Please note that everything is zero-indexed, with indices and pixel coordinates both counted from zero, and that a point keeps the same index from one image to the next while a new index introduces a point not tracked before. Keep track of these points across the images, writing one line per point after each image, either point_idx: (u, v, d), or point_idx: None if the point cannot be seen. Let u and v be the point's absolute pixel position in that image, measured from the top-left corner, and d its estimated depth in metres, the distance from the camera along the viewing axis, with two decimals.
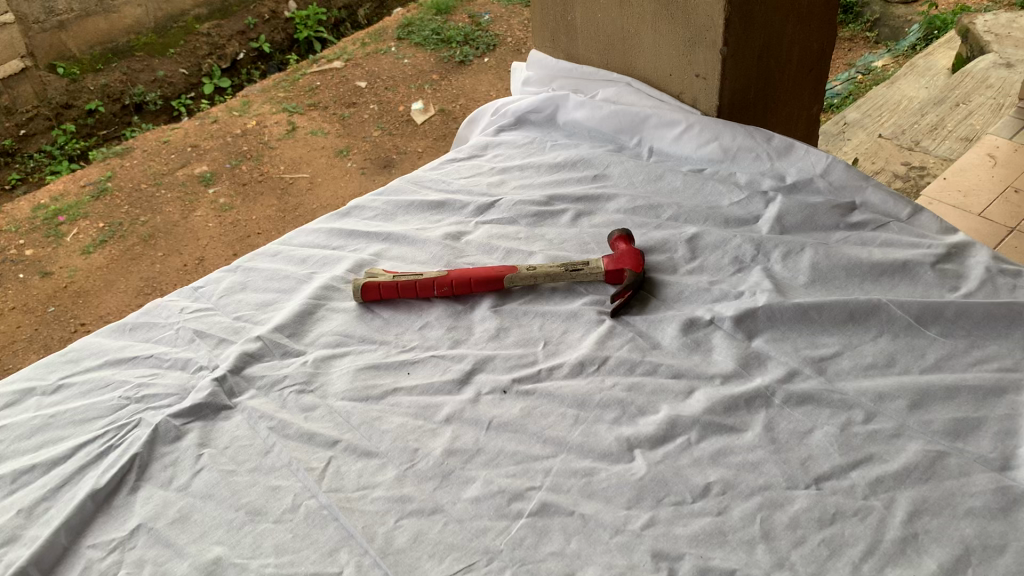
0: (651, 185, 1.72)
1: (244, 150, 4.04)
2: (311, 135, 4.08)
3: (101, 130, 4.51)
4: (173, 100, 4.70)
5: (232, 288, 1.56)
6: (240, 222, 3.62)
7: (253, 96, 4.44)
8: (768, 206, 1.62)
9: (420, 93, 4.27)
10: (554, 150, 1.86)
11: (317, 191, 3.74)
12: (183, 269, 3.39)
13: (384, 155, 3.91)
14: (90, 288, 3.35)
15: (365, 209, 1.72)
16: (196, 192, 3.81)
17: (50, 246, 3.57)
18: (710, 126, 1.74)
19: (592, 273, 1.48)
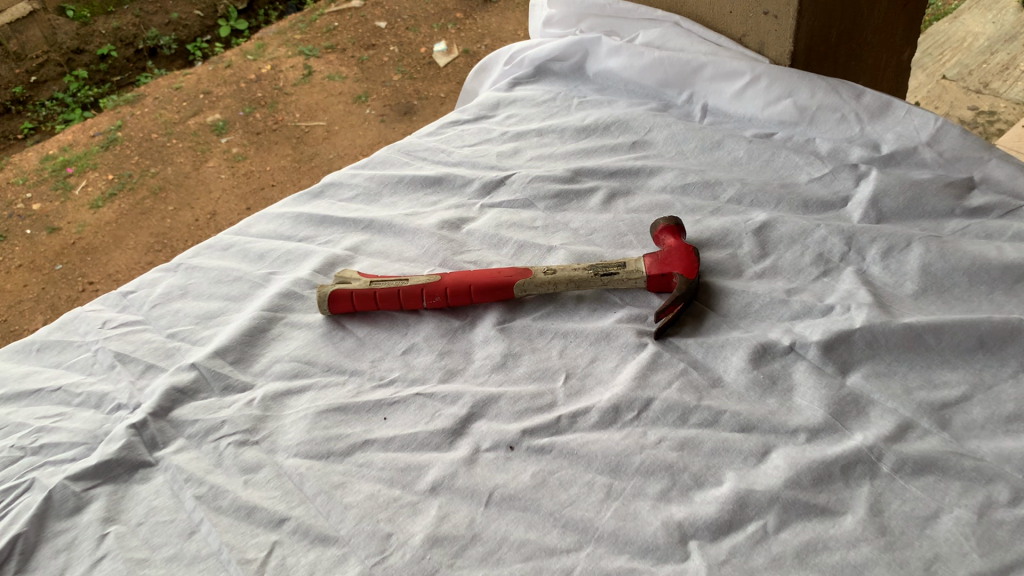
0: (706, 156, 1.35)
1: (258, 97, 3.23)
2: (327, 80, 3.30)
3: (114, 76, 3.50)
4: (189, 44, 3.64)
5: (170, 296, 1.22)
6: (253, 174, 2.91)
7: (268, 39, 3.55)
8: (859, 184, 1.24)
9: (443, 34, 3.55)
10: (582, 108, 1.49)
11: (336, 141, 3.03)
12: (193, 224, 2.73)
13: (403, 101, 3.20)
14: (100, 245, 2.69)
15: (342, 186, 1.38)
16: (207, 142, 3.03)
17: (58, 199, 2.85)
18: (782, 77, 1.36)
19: (631, 279, 1.12)
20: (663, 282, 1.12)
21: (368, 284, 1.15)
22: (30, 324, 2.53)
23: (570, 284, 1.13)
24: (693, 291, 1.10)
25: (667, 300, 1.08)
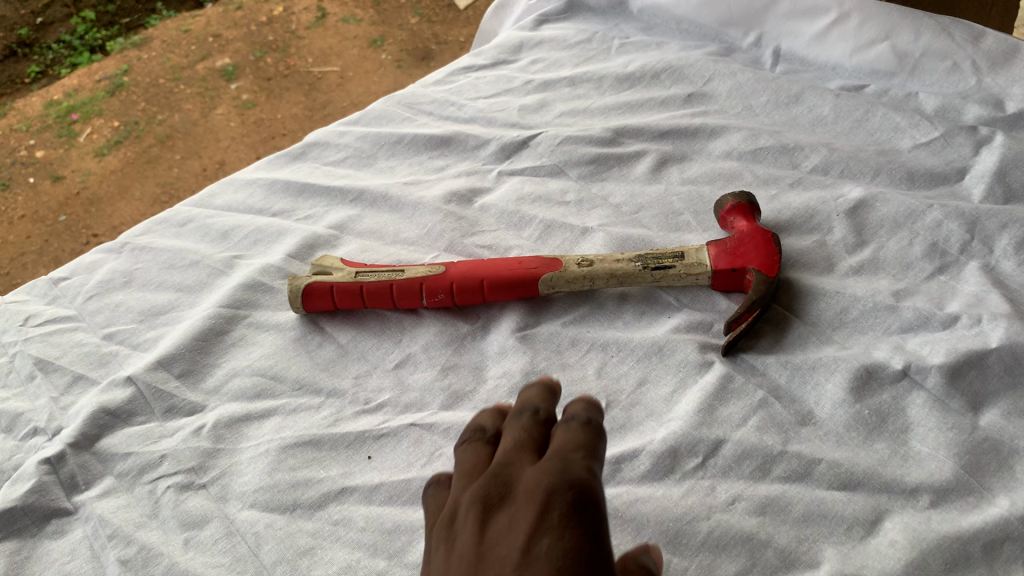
0: (781, 114, 1.08)
1: (270, 40, 2.66)
2: (341, 24, 2.75)
3: (123, 18, 2.72)
4: None
5: (110, 285, 0.98)
6: (265, 121, 2.43)
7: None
8: (979, 151, 0.97)
9: None
10: (623, 53, 1.22)
11: (352, 90, 2.53)
12: (203, 174, 2.26)
13: (423, 48, 2.70)
14: (104, 193, 2.23)
15: (330, 148, 1.13)
16: (216, 88, 2.50)
17: (61, 145, 2.35)
18: (878, 15, 1.08)
19: (692, 274, 0.87)
20: (732, 279, 0.87)
21: (353, 276, 0.91)
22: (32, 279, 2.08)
23: (613, 280, 0.88)
24: (773, 291, 0.84)
25: (740, 307, 0.83)
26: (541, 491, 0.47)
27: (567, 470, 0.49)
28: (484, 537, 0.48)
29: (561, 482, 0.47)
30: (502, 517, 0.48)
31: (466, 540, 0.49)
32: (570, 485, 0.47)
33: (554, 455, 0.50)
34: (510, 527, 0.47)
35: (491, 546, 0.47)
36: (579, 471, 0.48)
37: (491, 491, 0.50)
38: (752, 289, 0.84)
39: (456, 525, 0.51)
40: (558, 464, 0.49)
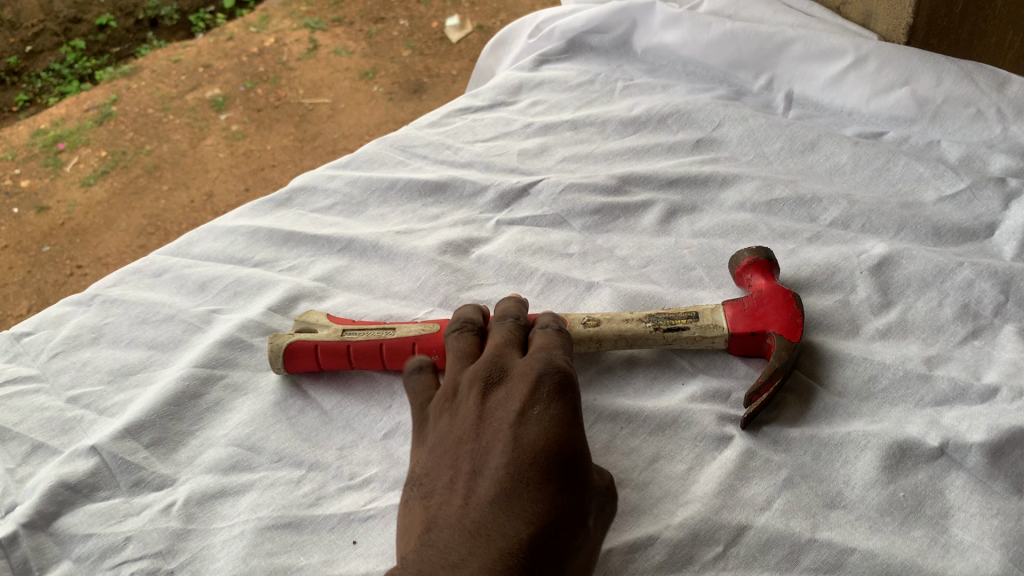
0: (795, 162, 1.02)
1: (261, 71, 2.61)
2: (333, 56, 2.70)
3: (113, 48, 2.68)
4: (191, 15, 2.83)
5: (77, 342, 0.91)
6: (256, 153, 2.37)
7: (272, 10, 2.86)
8: (1009, 206, 0.92)
9: (457, 7, 2.93)
10: (627, 95, 1.16)
11: (344, 124, 2.47)
12: (192, 206, 2.19)
13: (416, 81, 2.65)
14: (91, 225, 2.15)
15: (317, 193, 1.07)
16: (206, 120, 2.44)
17: (47, 175, 2.27)
18: (897, 59, 1.03)
19: (708, 337, 0.81)
20: (750, 343, 0.80)
21: (339, 335, 0.84)
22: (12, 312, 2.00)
23: (622, 342, 0.82)
24: (795, 358, 0.78)
25: (762, 377, 0.76)
26: (534, 373, 0.69)
27: (552, 361, 0.71)
28: (486, 403, 0.69)
29: (548, 367, 0.69)
30: (501, 392, 0.69)
31: (468, 404, 0.70)
32: (555, 373, 0.69)
33: (540, 351, 0.72)
34: (508, 398, 0.68)
35: (493, 410, 0.68)
36: (560, 363, 0.70)
37: (490, 371, 0.71)
38: (773, 355, 0.78)
39: (460, 397, 0.71)
40: (545, 357, 0.71)
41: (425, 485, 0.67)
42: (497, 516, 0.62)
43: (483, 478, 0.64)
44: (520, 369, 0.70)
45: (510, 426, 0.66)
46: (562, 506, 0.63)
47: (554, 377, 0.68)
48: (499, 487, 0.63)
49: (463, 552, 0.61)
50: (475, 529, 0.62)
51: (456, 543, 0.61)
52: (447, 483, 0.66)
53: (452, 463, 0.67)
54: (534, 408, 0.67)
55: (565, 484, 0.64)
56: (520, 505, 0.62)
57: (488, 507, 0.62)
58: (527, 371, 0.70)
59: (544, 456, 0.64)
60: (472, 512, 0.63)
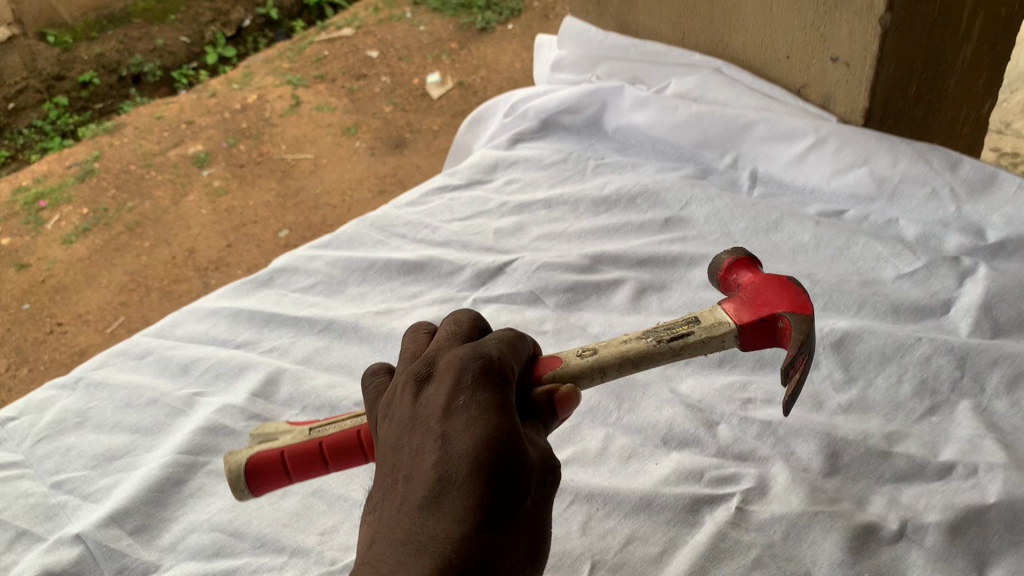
0: (760, 241, 1.07)
1: (243, 127, 2.99)
2: (316, 112, 3.04)
3: (96, 104, 3.17)
4: (175, 72, 3.32)
5: (62, 426, 0.92)
6: (236, 209, 2.66)
7: (255, 68, 3.31)
8: (963, 283, 0.96)
9: (436, 65, 3.20)
10: (598, 174, 1.21)
11: (322, 175, 2.77)
12: (172, 260, 2.49)
13: (398, 134, 2.94)
14: (71, 281, 2.46)
15: (298, 274, 1.10)
16: (188, 175, 2.79)
17: (30, 233, 2.64)
18: (854, 141, 1.07)
19: (718, 336, 0.74)
20: (762, 332, 0.75)
21: (305, 435, 0.75)
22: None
23: (628, 364, 0.73)
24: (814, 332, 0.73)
25: (790, 348, 0.72)
26: (459, 360, 0.61)
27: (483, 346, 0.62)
28: (417, 402, 0.61)
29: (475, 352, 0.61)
30: (430, 386, 0.62)
31: (401, 406, 0.62)
32: (483, 355, 0.61)
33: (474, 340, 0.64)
34: (435, 391, 0.60)
35: (422, 404, 0.60)
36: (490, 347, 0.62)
37: (424, 366, 0.64)
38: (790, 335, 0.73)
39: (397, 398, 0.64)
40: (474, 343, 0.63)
41: (369, 501, 0.60)
42: (426, 520, 0.54)
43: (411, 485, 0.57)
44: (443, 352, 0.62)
45: (436, 421, 0.58)
46: (496, 498, 0.54)
47: (483, 359, 0.61)
48: (427, 490, 0.55)
49: (392, 567, 0.53)
50: (406, 539, 0.54)
51: (388, 559, 0.54)
52: (385, 493, 0.58)
53: (388, 473, 0.59)
54: (457, 396, 0.58)
55: (500, 473, 0.55)
56: (451, 506, 0.54)
57: (415, 513, 0.54)
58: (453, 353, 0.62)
59: (470, 447, 0.55)
60: (404, 521, 0.55)
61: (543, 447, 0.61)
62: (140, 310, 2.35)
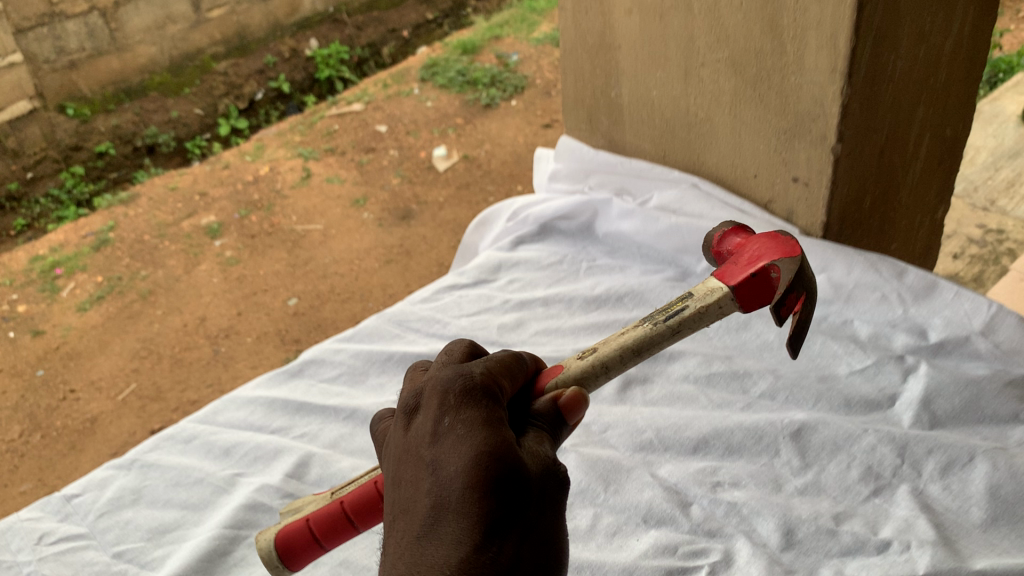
0: (732, 338, 1.22)
1: (255, 199, 3.58)
2: (326, 184, 3.66)
3: (110, 172, 4.13)
4: (189, 143, 4.31)
5: (120, 502, 1.06)
6: (247, 278, 3.16)
7: (270, 141, 4.05)
8: (907, 379, 1.10)
9: (443, 139, 3.90)
10: (591, 275, 1.37)
11: (330, 245, 3.30)
12: (184, 328, 2.94)
13: (403, 206, 3.51)
14: (84, 348, 2.91)
15: (325, 365, 1.24)
16: (201, 244, 3.35)
17: (44, 300, 3.16)
18: (814, 252, 1.23)
19: (711, 305, 0.87)
20: (756, 286, 0.88)
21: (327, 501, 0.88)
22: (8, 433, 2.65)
23: (628, 354, 0.87)
24: (800, 273, 0.87)
25: (779, 287, 0.87)
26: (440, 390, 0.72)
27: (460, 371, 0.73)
28: (411, 432, 0.73)
29: (453, 380, 0.72)
30: (421, 416, 0.73)
31: (400, 436, 0.74)
32: (460, 381, 0.72)
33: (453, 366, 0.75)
34: (425, 422, 0.72)
35: (416, 436, 0.72)
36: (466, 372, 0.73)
37: (414, 399, 0.75)
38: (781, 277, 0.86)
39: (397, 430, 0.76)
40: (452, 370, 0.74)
41: (386, 527, 0.72)
42: (430, 540, 0.65)
43: (420, 500, 0.68)
44: (431, 380, 0.74)
45: (427, 450, 0.69)
46: (490, 500, 0.64)
47: (462, 383, 0.72)
48: (427, 514, 0.66)
49: None
50: (415, 558, 0.65)
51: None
52: (396, 518, 0.70)
53: (397, 500, 0.71)
54: (444, 416, 0.70)
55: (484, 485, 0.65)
56: (449, 524, 0.65)
57: (421, 534, 0.66)
58: (438, 379, 0.73)
59: (456, 470, 0.66)
60: (412, 542, 0.66)
61: (539, 454, 0.70)
62: (151, 376, 2.77)
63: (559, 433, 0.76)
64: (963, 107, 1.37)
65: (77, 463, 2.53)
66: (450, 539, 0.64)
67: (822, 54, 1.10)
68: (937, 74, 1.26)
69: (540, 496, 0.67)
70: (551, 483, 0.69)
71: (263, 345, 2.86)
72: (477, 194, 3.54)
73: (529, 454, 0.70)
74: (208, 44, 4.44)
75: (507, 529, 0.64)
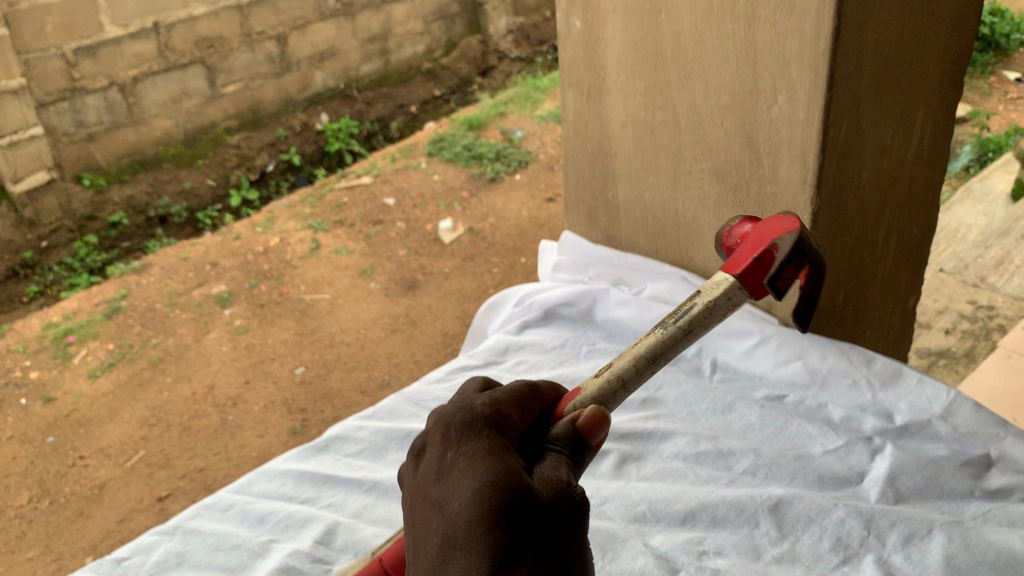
0: (717, 420, 1.34)
1: (265, 269, 3.79)
2: (335, 254, 3.87)
3: (123, 242, 4.50)
4: (200, 213, 4.68)
5: (166, 565, 1.18)
6: (257, 347, 3.32)
7: (280, 212, 4.28)
8: (874, 458, 1.22)
9: (449, 211, 4.12)
10: (590, 358, 1.50)
11: (338, 314, 3.48)
12: (193, 397, 3.09)
13: (409, 276, 3.70)
14: (95, 417, 3.05)
15: (348, 441, 1.37)
16: (211, 313, 3.55)
17: (56, 368, 3.32)
18: (791, 341, 1.37)
19: (717, 298, 0.98)
20: (759, 266, 0.99)
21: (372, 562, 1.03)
22: (17, 497, 2.76)
23: (644, 362, 0.98)
24: (798, 247, 0.98)
25: (777, 258, 0.97)
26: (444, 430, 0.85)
27: (461, 412, 0.86)
28: (423, 470, 0.86)
29: (454, 421, 0.85)
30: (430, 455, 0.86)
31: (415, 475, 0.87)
32: (461, 421, 0.85)
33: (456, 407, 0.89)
34: (433, 461, 0.85)
35: (427, 473, 0.85)
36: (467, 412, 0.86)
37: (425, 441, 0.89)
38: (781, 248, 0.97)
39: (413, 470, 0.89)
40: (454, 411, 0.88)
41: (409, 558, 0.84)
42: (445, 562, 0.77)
43: (434, 526, 0.80)
44: (438, 419, 0.88)
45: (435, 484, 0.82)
46: (494, 517, 0.76)
47: (462, 423, 0.85)
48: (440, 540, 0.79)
49: None
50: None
51: None
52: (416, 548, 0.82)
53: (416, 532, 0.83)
54: (449, 452, 0.83)
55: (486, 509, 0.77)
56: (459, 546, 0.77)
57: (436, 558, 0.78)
58: (443, 418, 0.87)
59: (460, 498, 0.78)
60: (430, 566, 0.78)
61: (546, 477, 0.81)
62: (160, 444, 2.90)
63: (574, 458, 0.88)
64: (927, 209, 1.52)
65: (83, 529, 2.61)
66: (461, 560, 0.76)
67: (794, 168, 1.25)
68: (901, 181, 1.42)
69: (546, 511, 0.78)
70: (559, 500, 0.79)
71: (270, 413, 2.99)
72: (481, 264, 3.74)
73: (541, 477, 0.81)
74: (221, 117, 4.88)
75: (513, 544, 0.75)
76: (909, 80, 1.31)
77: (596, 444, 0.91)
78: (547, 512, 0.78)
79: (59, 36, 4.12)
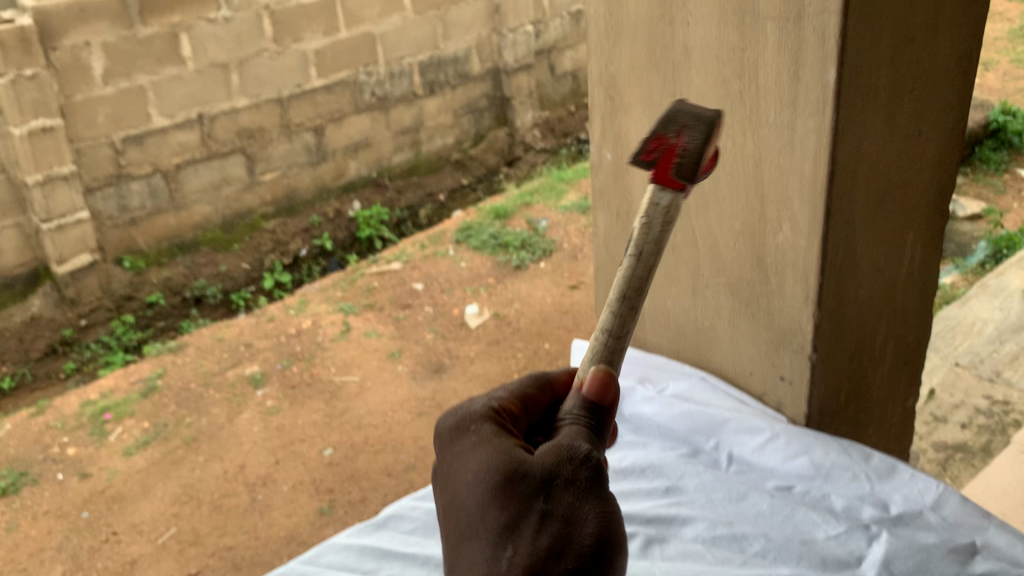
0: (733, 506, 1.51)
1: (297, 350, 4.01)
2: (364, 337, 4.08)
3: (158, 321, 4.72)
4: (233, 295, 4.91)
5: None
6: (287, 428, 3.50)
7: (312, 296, 4.51)
8: (871, 543, 1.41)
9: (475, 297, 4.33)
10: (616, 448, 1.67)
11: (366, 396, 3.66)
12: (224, 475, 3.27)
13: (435, 359, 3.89)
14: (128, 492, 3.23)
15: (404, 519, 1.52)
16: (244, 394, 3.74)
17: (92, 445, 3.51)
18: (799, 437, 1.50)
19: (649, 210, 1.12)
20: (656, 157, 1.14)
21: None
22: (49, 569, 2.93)
23: (619, 301, 1.13)
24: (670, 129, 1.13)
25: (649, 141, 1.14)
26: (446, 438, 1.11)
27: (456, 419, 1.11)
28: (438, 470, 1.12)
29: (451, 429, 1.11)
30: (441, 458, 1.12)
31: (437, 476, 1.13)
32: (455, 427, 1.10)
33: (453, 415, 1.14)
34: (443, 463, 1.11)
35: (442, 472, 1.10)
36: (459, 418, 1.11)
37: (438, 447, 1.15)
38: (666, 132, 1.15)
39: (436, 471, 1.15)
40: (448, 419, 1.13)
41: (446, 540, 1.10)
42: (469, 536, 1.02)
43: (454, 508, 1.05)
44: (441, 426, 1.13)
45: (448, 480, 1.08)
46: (494, 498, 1.00)
47: (456, 428, 1.10)
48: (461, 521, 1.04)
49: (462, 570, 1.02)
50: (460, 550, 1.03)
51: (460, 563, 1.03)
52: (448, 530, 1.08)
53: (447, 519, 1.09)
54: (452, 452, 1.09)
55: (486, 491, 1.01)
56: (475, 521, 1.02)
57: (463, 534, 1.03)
58: (444, 424, 1.13)
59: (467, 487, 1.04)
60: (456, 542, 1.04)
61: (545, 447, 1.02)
62: (190, 521, 3.06)
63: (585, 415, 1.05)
64: (921, 318, 1.70)
65: None
66: (479, 530, 1.01)
67: (797, 286, 1.44)
68: (895, 296, 1.61)
69: (543, 476, 0.99)
70: (556, 465, 0.99)
71: (298, 493, 3.15)
72: (506, 348, 3.93)
73: (544, 450, 1.01)
74: (259, 204, 5.16)
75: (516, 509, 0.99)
76: (898, 211, 1.51)
77: (611, 400, 1.06)
78: (540, 479, 0.99)
79: (110, 127, 4.45)
